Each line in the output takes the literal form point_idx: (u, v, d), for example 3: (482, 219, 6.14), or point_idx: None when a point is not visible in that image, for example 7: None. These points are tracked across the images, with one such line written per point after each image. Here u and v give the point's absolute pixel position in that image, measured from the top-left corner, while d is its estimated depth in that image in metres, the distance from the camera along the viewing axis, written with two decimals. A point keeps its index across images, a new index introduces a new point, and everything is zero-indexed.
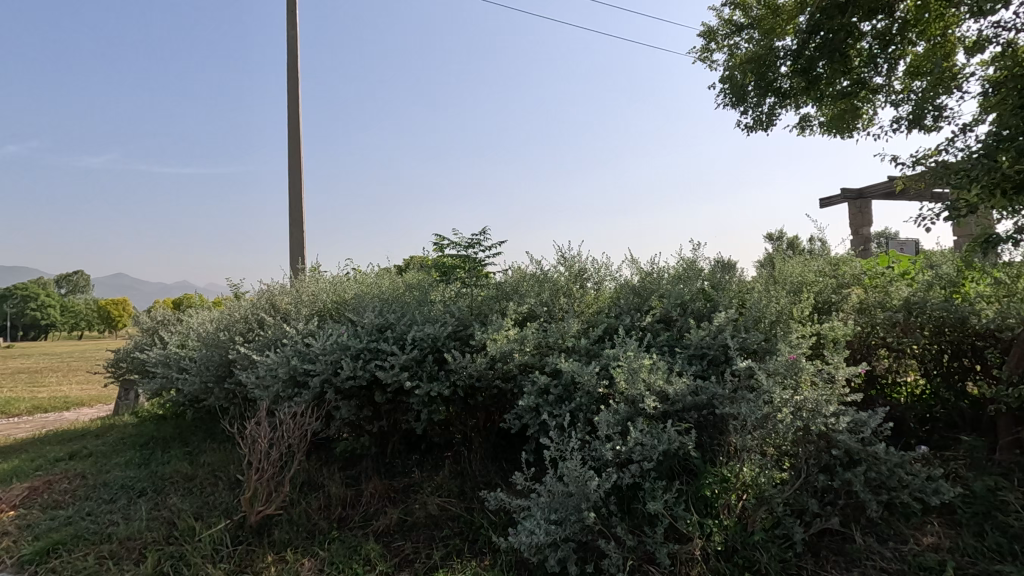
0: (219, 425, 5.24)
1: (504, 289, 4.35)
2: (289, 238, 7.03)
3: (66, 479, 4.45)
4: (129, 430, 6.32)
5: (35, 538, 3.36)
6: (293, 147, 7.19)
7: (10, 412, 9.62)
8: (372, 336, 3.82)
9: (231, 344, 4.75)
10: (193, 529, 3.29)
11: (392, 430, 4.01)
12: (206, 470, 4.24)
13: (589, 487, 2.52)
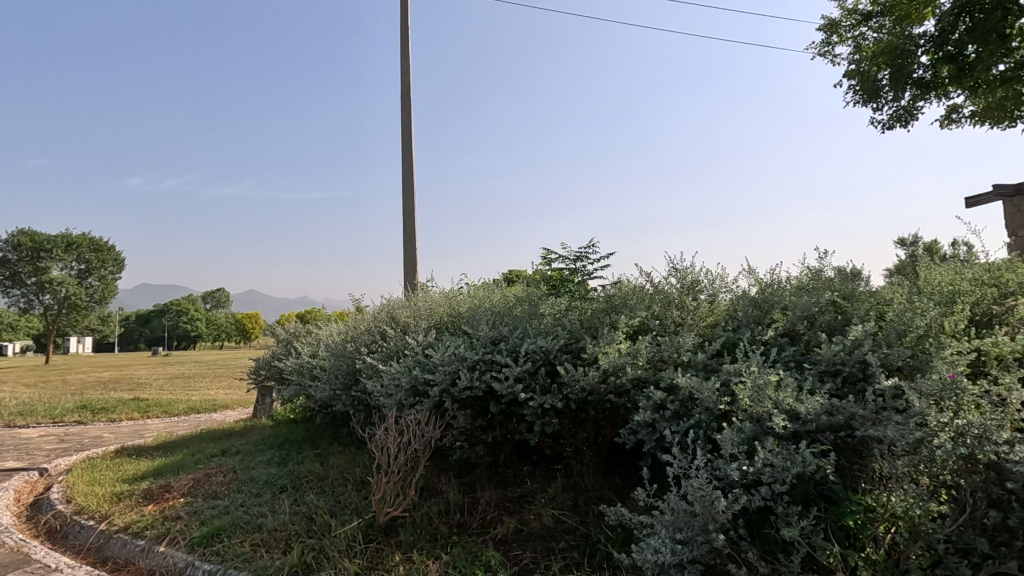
0: (345, 430, 5.67)
1: (614, 301, 4.31)
2: (404, 256, 7.48)
3: (221, 472, 5.02)
4: (268, 431, 7.02)
5: (202, 523, 3.83)
6: (407, 169, 7.66)
7: (172, 412, 11.06)
8: (487, 348, 3.95)
9: (356, 354, 5.13)
10: (330, 525, 3.58)
11: (504, 440, 4.10)
12: (336, 471, 4.59)
13: (716, 507, 2.40)
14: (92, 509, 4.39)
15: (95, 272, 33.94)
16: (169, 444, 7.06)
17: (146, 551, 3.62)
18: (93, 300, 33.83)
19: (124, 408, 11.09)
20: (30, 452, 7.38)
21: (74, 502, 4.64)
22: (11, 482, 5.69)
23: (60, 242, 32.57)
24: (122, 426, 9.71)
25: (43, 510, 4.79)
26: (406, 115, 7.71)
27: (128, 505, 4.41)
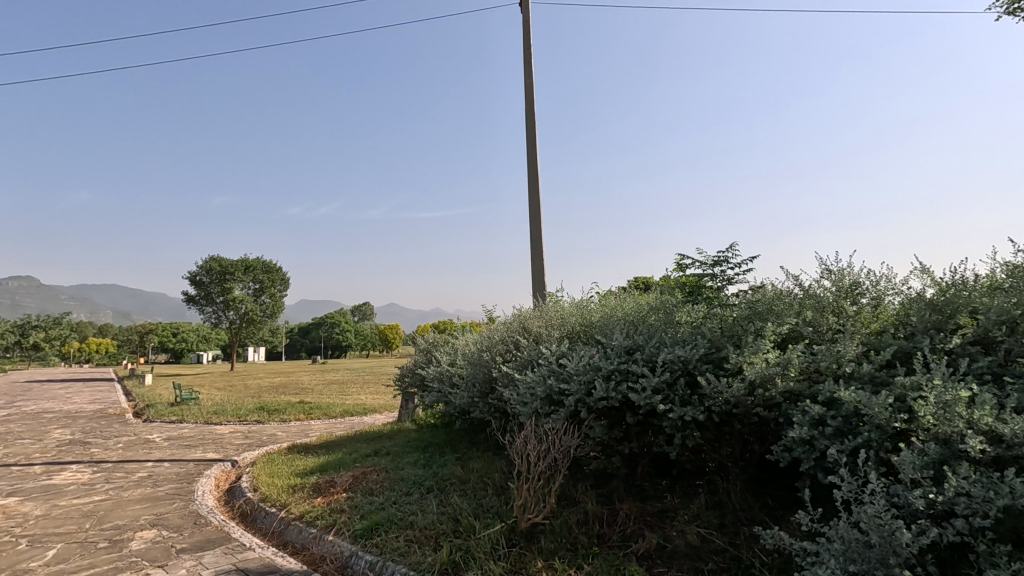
0: (483, 436, 5.91)
1: (757, 308, 4.01)
2: (532, 267, 7.63)
3: (374, 471, 5.50)
4: (412, 435, 7.56)
5: (362, 517, 4.22)
6: (533, 182, 7.82)
7: (331, 414, 12.35)
8: (622, 357, 3.89)
9: (492, 363, 5.34)
10: (474, 527, 3.74)
11: (642, 453, 4.00)
12: (476, 475, 4.80)
13: (898, 539, 2.11)
14: (274, 498, 5.04)
15: (267, 290, 39.12)
16: (330, 443, 7.88)
17: (318, 538, 4.07)
18: (266, 314, 38.85)
19: (294, 410, 12.59)
20: (225, 445, 8.68)
21: (260, 491, 5.37)
22: (212, 470, 6.73)
23: (240, 266, 37.89)
24: (292, 426, 11.03)
25: (237, 496, 5.60)
26: (531, 129, 7.85)
27: (302, 496, 4.99)
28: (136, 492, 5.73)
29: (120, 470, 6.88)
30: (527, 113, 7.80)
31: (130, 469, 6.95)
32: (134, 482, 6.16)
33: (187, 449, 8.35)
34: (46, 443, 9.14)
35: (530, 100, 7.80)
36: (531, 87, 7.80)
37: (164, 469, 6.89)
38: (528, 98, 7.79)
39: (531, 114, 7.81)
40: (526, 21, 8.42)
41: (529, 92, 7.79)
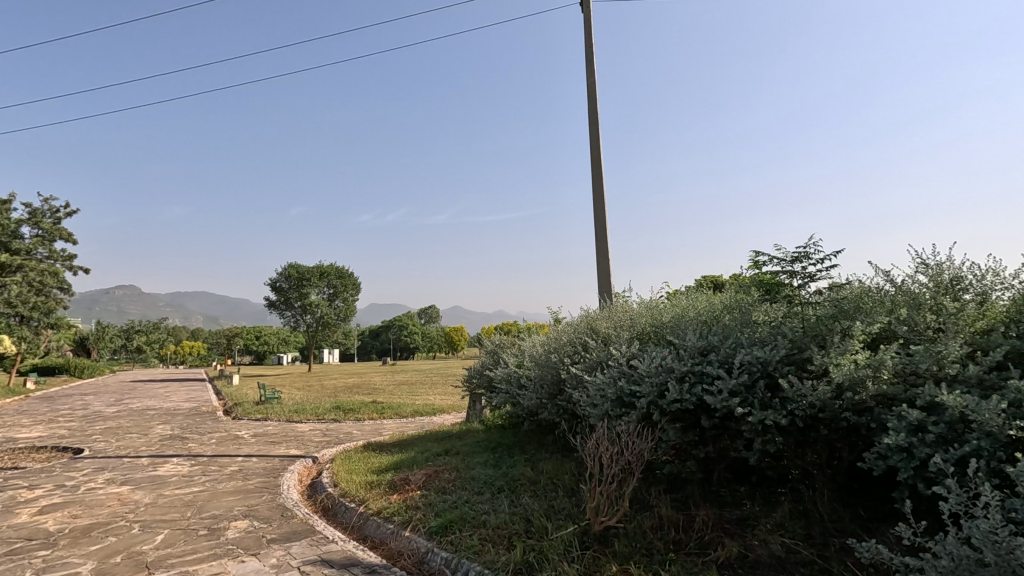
0: (551, 438, 5.91)
1: (843, 306, 3.76)
2: (598, 268, 7.55)
3: (447, 470, 5.63)
4: (481, 435, 7.68)
5: (437, 514, 4.33)
6: (597, 182, 7.75)
7: (403, 414, 12.76)
8: (696, 358, 3.77)
9: (560, 364, 5.34)
10: (546, 529, 3.75)
11: (719, 457, 3.86)
12: (546, 476, 4.81)
13: (1017, 557, 1.92)
14: (353, 494, 5.27)
15: (341, 295, 40.97)
16: (402, 442, 8.14)
17: (395, 534, 4.22)
18: (340, 318, 40.69)
19: (368, 410, 13.11)
20: (306, 442, 9.17)
21: (339, 486, 5.63)
22: (295, 466, 7.13)
23: (316, 272, 39.90)
24: (367, 424, 11.49)
25: (318, 491, 5.90)
26: (594, 129, 7.78)
27: (379, 493, 5.18)
28: (230, 484, 6.16)
29: (215, 463, 7.43)
30: (590, 112, 7.73)
31: (223, 463, 7.48)
32: (227, 475, 6.64)
33: (273, 446, 8.89)
34: (151, 438, 10.02)
35: (593, 100, 7.73)
36: (593, 87, 7.73)
37: (253, 464, 7.37)
38: (591, 98, 7.73)
39: (594, 114, 7.74)
40: (588, 21, 8.34)
41: (592, 91, 7.73)
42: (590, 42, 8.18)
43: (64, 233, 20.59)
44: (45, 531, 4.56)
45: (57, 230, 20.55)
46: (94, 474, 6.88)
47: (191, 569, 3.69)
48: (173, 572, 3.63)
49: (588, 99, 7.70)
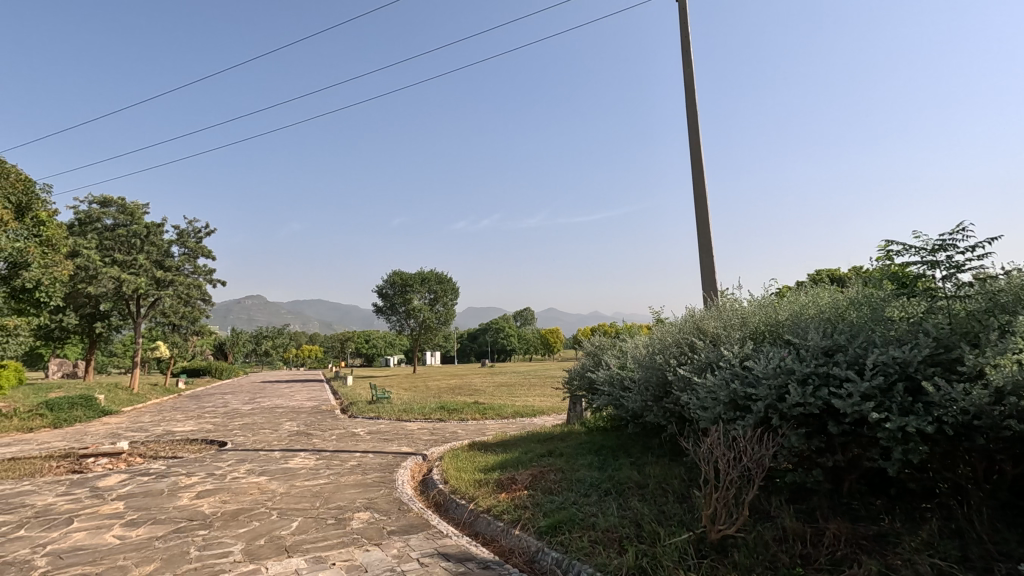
0: (657, 441, 5.75)
1: (1001, 299, 3.30)
2: (701, 265, 7.23)
3: (552, 471, 5.66)
4: (584, 437, 7.64)
5: (545, 514, 4.38)
6: (698, 176, 7.42)
7: (504, 415, 13.01)
8: (820, 359, 3.51)
9: (666, 365, 5.19)
10: (659, 534, 3.65)
11: (850, 467, 3.54)
12: (655, 480, 4.68)
13: None
14: (464, 490, 5.48)
15: (441, 300, 42.57)
16: (506, 442, 8.31)
17: (506, 531, 4.32)
18: (440, 322, 42.32)
19: (471, 410, 13.51)
20: (415, 440, 9.64)
21: (450, 483, 5.88)
22: (407, 462, 7.52)
23: (418, 278, 41.76)
24: (470, 424, 11.86)
25: (430, 487, 6.19)
26: (693, 121, 7.47)
27: (488, 490, 5.34)
28: (351, 478, 6.64)
29: (337, 458, 8.03)
30: (688, 105, 7.44)
31: (344, 458, 8.07)
32: (348, 470, 7.15)
33: (386, 443, 9.45)
34: (281, 433, 11.05)
35: (691, 91, 7.43)
36: (691, 79, 7.44)
37: (370, 459, 7.88)
38: (688, 89, 7.44)
39: (693, 107, 7.44)
40: (682, 12, 8.07)
41: (690, 82, 7.44)
42: (687, 31, 7.87)
43: (204, 251, 23.24)
44: (202, 513, 5.19)
45: (199, 248, 23.26)
46: (237, 464, 7.71)
47: (323, 554, 4.01)
48: (308, 556, 3.98)
49: (685, 90, 7.41)
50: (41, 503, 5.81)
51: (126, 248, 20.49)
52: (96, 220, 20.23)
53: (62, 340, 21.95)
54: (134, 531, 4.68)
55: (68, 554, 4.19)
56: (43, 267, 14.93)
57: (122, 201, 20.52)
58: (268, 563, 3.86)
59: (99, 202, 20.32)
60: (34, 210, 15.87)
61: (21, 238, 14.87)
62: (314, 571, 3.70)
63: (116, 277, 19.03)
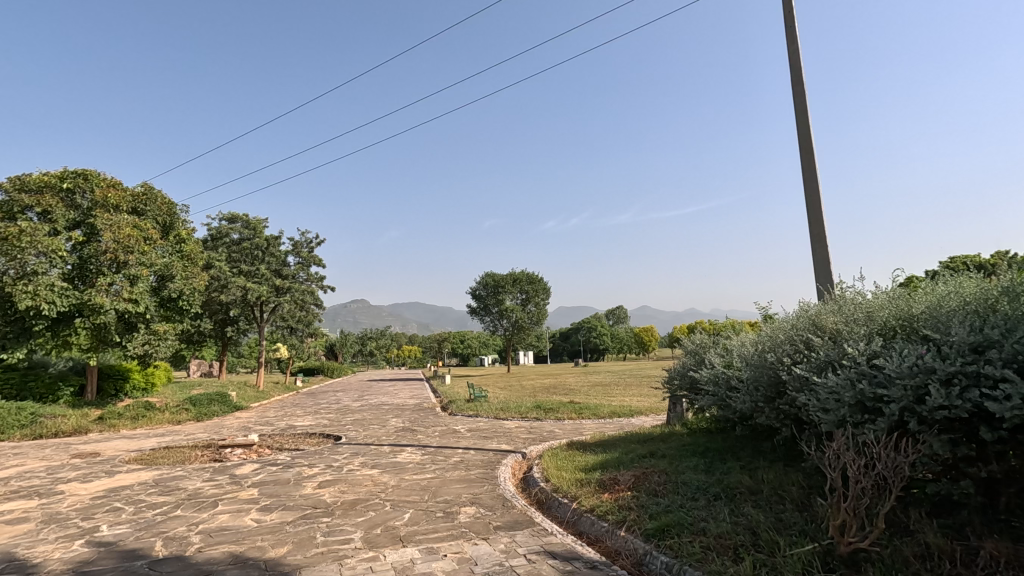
0: (769, 445, 5.42)
1: None
2: (814, 256, 6.70)
3: (655, 473, 5.49)
4: (686, 438, 7.36)
5: (652, 517, 4.27)
6: (808, 160, 6.89)
7: (601, 415, 12.85)
8: (967, 357, 3.13)
9: (780, 364, 4.89)
10: (778, 544, 3.43)
11: (1008, 479, 3.12)
12: (770, 486, 4.41)
13: None
14: (566, 489, 5.48)
15: (533, 300, 42.90)
16: (605, 442, 8.20)
17: (611, 533, 4.27)
18: (533, 322, 42.65)
19: (567, 410, 13.47)
20: (514, 438, 9.81)
21: (551, 482, 5.90)
22: (507, 460, 7.66)
23: (509, 279, 42.37)
24: (567, 424, 11.85)
25: (532, 485, 6.25)
26: (801, 102, 6.93)
27: (590, 490, 5.31)
28: (455, 473, 6.88)
29: (441, 454, 8.36)
30: (795, 85, 6.93)
31: (447, 454, 8.38)
32: (452, 465, 7.42)
33: (485, 440, 9.68)
34: (388, 429, 11.69)
35: (797, 70, 6.92)
36: (798, 56, 6.93)
37: (472, 456, 8.12)
38: (794, 68, 6.93)
39: (800, 86, 6.92)
40: None
41: (795, 60, 6.94)
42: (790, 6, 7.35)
43: (316, 260, 25.13)
44: (324, 501, 5.62)
45: (311, 256, 25.17)
46: (351, 457, 8.27)
47: (435, 546, 4.20)
48: (422, 547, 4.18)
49: (791, 70, 6.91)
50: (192, 487, 6.59)
51: (250, 259, 22.69)
52: (225, 235, 22.57)
53: (200, 343, 24.73)
54: (269, 516, 5.18)
55: (216, 533, 4.71)
56: (185, 278, 16.89)
57: (246, 217, 22.72)
58: (386, 551, 4.11)
59: (228, 218, 22.64)
60: (176, 229, 17.94)
61: (167, 254, 16.95)
62: (428, 561, 3.89)
63: (243, 286, 21.13)
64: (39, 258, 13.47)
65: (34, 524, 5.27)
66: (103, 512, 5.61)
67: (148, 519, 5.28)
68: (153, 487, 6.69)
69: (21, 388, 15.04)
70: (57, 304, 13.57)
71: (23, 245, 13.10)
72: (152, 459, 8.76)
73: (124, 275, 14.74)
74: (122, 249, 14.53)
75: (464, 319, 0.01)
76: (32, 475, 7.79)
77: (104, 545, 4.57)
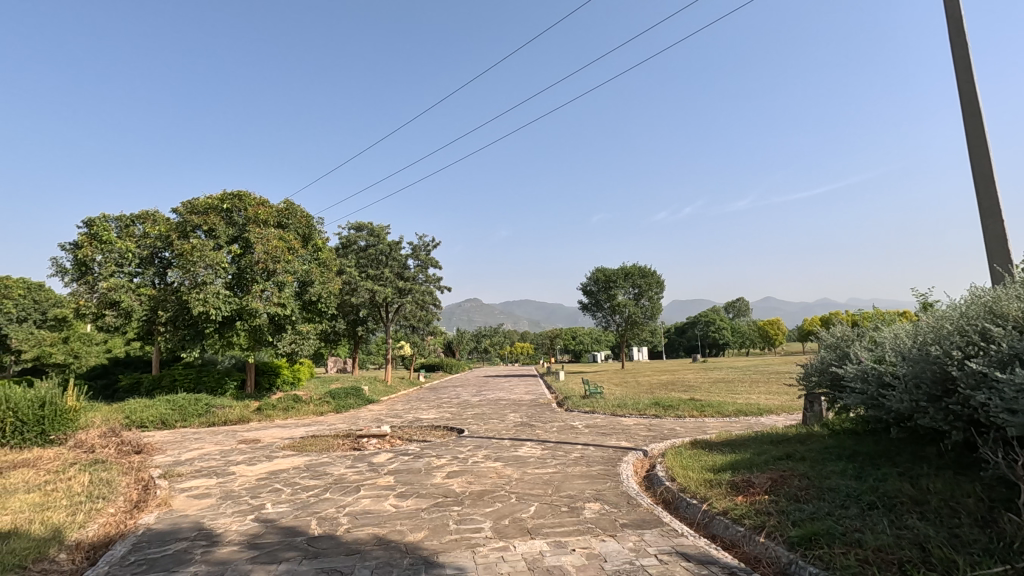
0: (934, 451, 4.77)
1: None
2: (987, 233, 5.79)
3: (795, 476, 5.06)
4: (827, 440, 6.71)
5: (795, 524, 3.96)
6: (976, 122, 5.97)
7: (726, 413, 12.14)
8: None
9: (946, 359, 4.31)
10: (955, 563, 3.02)
11: None
12: (938, 497, 3.89)
13: None
14: (694, 490, 5.25)
15: (646, 294, 41.65)
16: (734, 442, 7.72)
17: (748, 538, 4.03)
18: (646, 316, 41.47)
19: (689, 407, 12.90)
20: (634, 435, 9.59)
21: (678, 482, 5.68)
22: (629, 457, 7.51)
23: (621, 273, 41.48)
24: (689, 422, 11.35)
25: (657, 484, 6.06)
26: (962, 54, 6.03)
27: (721, 492, 5.02)
28: (577, 469, 6.88)
29: (561, 449, 8.41)
30: (956, 36, 6.06)
31: (567, 449, 8.40)
32: (574, 461, 7.42)
33: (604, 437, 9.58)
34: (507, 423, 11.97)
35: (957, 18, 6.05)
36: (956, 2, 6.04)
37: (592, 452, 8.07)
38: (952, 17, 6.06)
39: (962, 38, 6.03)
40: None
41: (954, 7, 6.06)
42: None
43: (433, 262, 26.42)
44: (454, 491, 5.90)
45: (429, 258, 26.51)
46: (475, 450, 8.60)
47: (563, 539, 4.23)
48: (549, 540, 4.23)
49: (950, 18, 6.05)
50: (337, 473, 7.24)
51: (376, 264, 24.43)
52: (354, 242, 24.47)
53: (336, 342, 27.11)
54: (405, 502, 5.55)
55: (361, 516, 5.15)
56: (323, 282, 18.58)
57: (371, 225, 24.48)
58: (515, 542, 4.21)
59: (355, 227, 24.56)
60: (313, 239, 19.79)
61: (306, 262, 18.74)
62: (557, 554, 3.92)
63: (370, 288, 22.91)
64: (207, 270, 15.61)
65: (215, 500, 6.12)
66: (267, 492, 6.37)
67: (303, 499, 5.91)
68: (305, 471, 7.46)
69: (197, 381, 17.58)
70: (222, 309, 15.60)
71: (195, 259, 15.30)
72: (303, 446, 9.77)
73: (273, 281, 16.60)
74: (271, 258, 16.36)
75: (627, 226, 0.01)
76: (210, 457, 9.05)
77: (270, 521, 5.19)
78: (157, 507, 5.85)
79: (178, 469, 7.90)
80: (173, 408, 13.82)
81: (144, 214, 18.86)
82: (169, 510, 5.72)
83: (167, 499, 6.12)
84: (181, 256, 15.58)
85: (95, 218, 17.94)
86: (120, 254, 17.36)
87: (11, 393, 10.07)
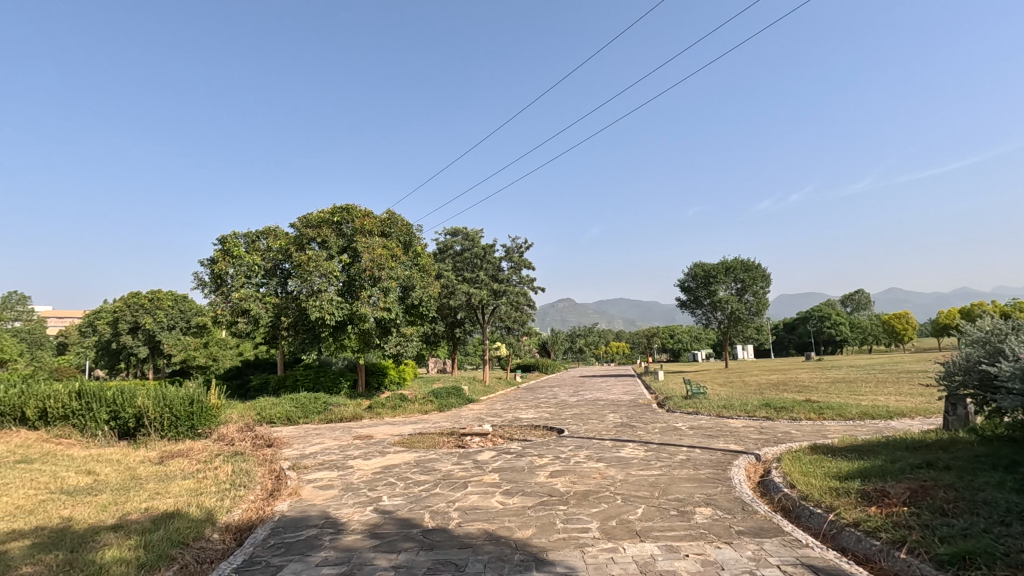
0: None
1: None
2: None
3: (940, 487, 4.53)
4: (977, 447, 5.94)
5: (943, 540, 3.54)
6: None
7: (847, 416, 11.14)
8: None
9: None
10: None
11: None
12: None
13: None
14: (818, 499, 4.86)
15: (750, 289, 39.28)
16: (861, 447, 7.07)
17: (886, 553, 3.66)
18: (751, 313, 39.09)
19: (804, 409, 12.00)
20: (744, 438, 9.09)
21: (798, 489, 5.30)
22: (740, 460, 7.13)
23: (721, 268, 39.38)
24: (806, 425, 10.54)
25: (773, 491, 5.69)
26: None
27: (850, 502, 4.61)
28: (684, 471, 6.65)
29: (665, 451, 8.16)
30: None
31: (672, 450, 8.15)
32: (680, 463, 7.18)
33: (711, 439, 9.15)
34: (607, 424, 11.82)
35: None
36: None
37: (699, 454, 7.76)
38: None
39: None
40: None
41: None
42: None
43: (527, 264, 26.68)
44: (558, 490, 5.93)
45: (522, 260, 26.82)
46: (576, 450, 8.59)
47: (675, 544, 4.10)
48: (660, 543, 4.12)
49: None
50: (445, 468, 7.56)
51: (471, 267, 25.12)
52: (450, 247, 25.36)
53: (436, 343, 28.28)
54: (511, 500, 5.66)
55: (470, 511, 5.33)
56: (423, 287, 19.41)
57: (465, 230, 25.21)
58: (624, 544, 4.15)
59: (451, 233, 25.45)
60: (414, 246, 20.76)
61: (408, 268, 19.69)
62: (669, 558, 3.82)
63: (467, 291, 23.65)
64: (322, 278, 16.95)
65: (338, 491, 6.61)
66: (383, 485, 6.79)
67: (416, 493, 6.22)
68: (416, 466, 7.86)
69: (316, 381, 19.10)
70: (336, 314, 16.80)
71: (311, 269, 16.69)
72: (411, 443, 10.30)
73: (379, 287, 17.61)
74: (377, 265, 17.42)
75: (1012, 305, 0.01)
76: (331, 451, 9.80)
77: (387, 512, 5.52)
78: (288, 495, 6.42)
79: (305, 462, 8.64)
80: (297, 405, 15.14)
81: (266, 229, 20.79)
82: (299, 499, 6.27)
83: (297, 489, 6.71)
84: (299, 266, 17.03)
85: (228, 236, 20.11)
86: (248, 267, 19.28)
87: (167, 392, 11.42)
